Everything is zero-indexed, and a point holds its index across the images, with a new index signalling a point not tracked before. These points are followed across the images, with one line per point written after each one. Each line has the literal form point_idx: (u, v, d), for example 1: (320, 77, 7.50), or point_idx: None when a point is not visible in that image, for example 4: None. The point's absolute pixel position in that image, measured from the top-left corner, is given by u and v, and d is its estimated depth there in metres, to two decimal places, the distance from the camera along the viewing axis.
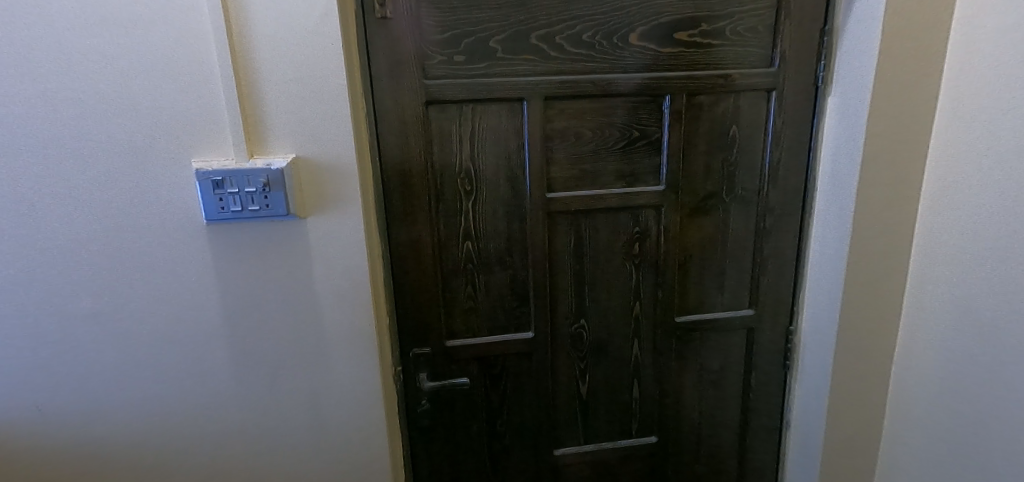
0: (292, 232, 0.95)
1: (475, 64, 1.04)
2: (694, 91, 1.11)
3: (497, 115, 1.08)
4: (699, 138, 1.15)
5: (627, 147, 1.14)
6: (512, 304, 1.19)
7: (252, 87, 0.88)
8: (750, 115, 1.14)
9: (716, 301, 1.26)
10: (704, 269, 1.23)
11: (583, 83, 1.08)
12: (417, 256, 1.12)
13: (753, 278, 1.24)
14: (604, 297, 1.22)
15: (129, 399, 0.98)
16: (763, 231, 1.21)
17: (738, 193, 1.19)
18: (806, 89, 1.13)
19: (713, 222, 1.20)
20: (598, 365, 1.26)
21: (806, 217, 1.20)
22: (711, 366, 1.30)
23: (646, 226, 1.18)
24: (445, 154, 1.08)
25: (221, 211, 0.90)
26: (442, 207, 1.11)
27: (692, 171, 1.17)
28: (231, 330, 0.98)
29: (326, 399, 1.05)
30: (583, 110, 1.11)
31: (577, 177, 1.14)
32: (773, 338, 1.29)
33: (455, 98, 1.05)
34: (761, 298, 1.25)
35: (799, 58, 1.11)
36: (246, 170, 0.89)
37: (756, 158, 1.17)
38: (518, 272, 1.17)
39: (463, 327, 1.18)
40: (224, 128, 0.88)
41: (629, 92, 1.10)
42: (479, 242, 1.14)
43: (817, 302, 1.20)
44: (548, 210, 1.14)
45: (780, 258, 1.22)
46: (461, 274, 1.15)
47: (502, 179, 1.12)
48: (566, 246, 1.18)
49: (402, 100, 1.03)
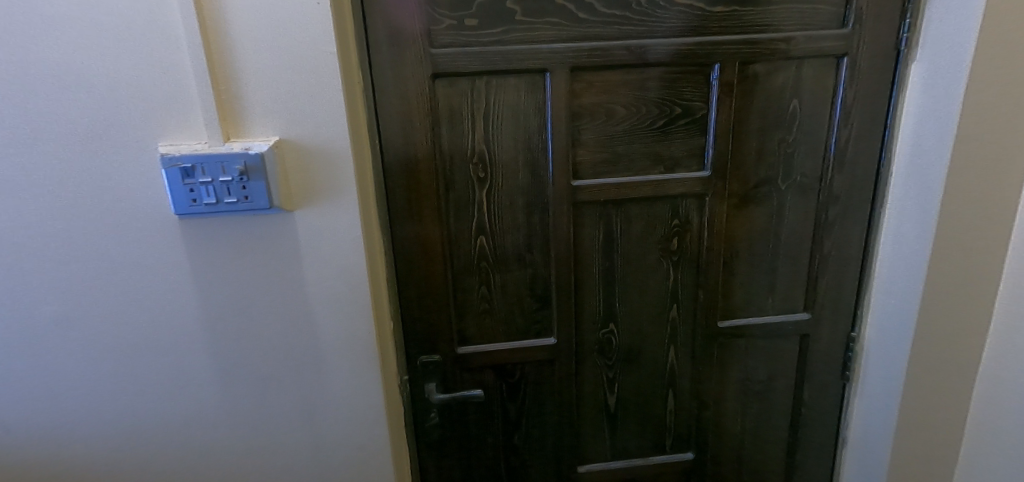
0: (279, 228, 0.82)
1: (491, 30, 0.89)
2: (750, 58, 0.94)
3: (515, 89, 0.93)
4: (753, 116, 0.98)
5: (667, 126, 0.98)
6: (531, 307, 1.06)
7: (225, 59, 0.74)
8: (814, 86, 0.96)
9: (765, 305, 1.09)
10: (753, 268, 1.07)
11: (617, 50, 0.92)
12: (425, 252, 0.99)
13: (810, 278, 1.07)
14: (636, 298, 1.07)
15: (106, 415, 0.88)
16: (824, 223, 1.04)
17: (797, 179, 1.02)
18: (884, 55, 0.94)
19: (766, 214, 1.03)
20: (629, 374, 1.12)
21: (876, 207, 1.03)
22: (758, 376, 1.14)
23: (686, 218, 1.03)
24: (456, 136, 0.94)
25: (193, 205, 0.77)
26: (453, 198, 0.97)
27: (743, 155, 1.00)
28: (212, 339, 0.86)
29: (322, 414, 0.93)
30: (616, 84, 0.95)
31: (608, 162, 0.99)
32: (832, 346, 1.12)
33: (467, 71, 0.90)
34: (819, 302, 1.08)
35: (878, 18, 0.93)
36: (220, 155, 0.75)
37: (821, 138, 1.00)
38: (539, 270, 1.03)
39: (477, 332, 1.06)
40: (195, 105, 0.75)
41: (671, 61, 0.94)
42: (495, 238, 1.01)
43: (887, 306, 1.04)
44: (574, 199, 0.99)
45: (843, 256, 1.06)
46: (474, 273, 1.02)
47: (522, 164, 0.97)
48: (594, 240, 1.03)
49: (405, 75, 0.89)
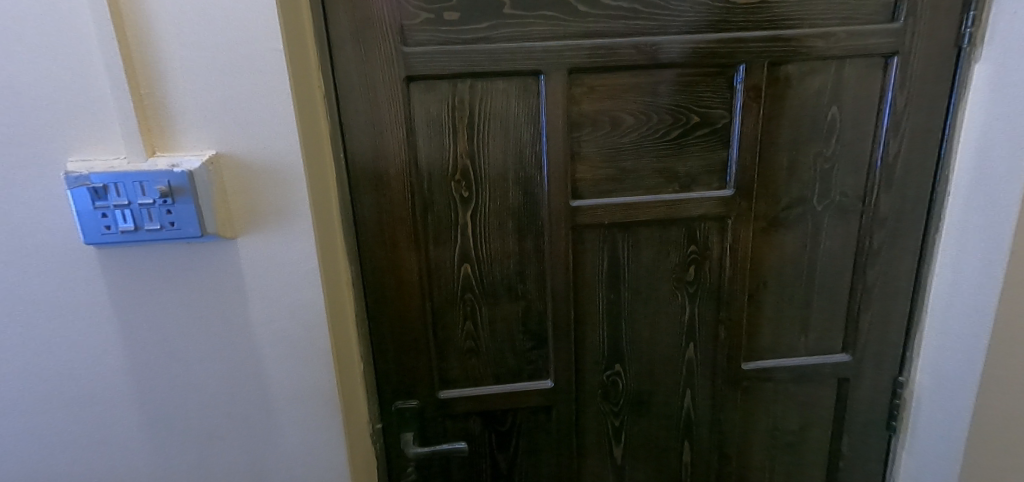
0: (217, 260, 0.69)
1: (475, 25, 0.76)
2: (781, 58, 0.80)
3: (504, 93, 0.79)
4: (784, 126, 0.83)
5: (682, 137, 0.84)
6: (525, 345, 0.91)
7: (147, 57, 0.61)
8: (857, 91, 0.82)
9: (798, 344, 0.94)
10: (783, 303, 0.91)
11: (624, 48, 0.78)
12: (400, 283, 0.86)
13: (850, 314, 0.92)
14: (647, 336, 0.92)
15: (23, 476, 0.75)
16: (867, 250, 0.88)
17: (835, 198, 0.87)
18: (942, 53, 0.80)
19: (798, 240, 0.88)
20: (637, 423, 0.97)
21: (931, 232, 0.87)
22: (789, 425, 0.98)
23: (705, 244, 0.88)
24: (435, 149, 0.80)
25: (106, 233, 0.64)
26: (432, 220, 0.84)
27: (772, 172, 0.85)
28: (142, 388, 0.73)
29: (274, 474, 0.79)
30: (622, 88, 0.81)
31: (614, 179, 0.85)
32: (876, 392, 0.96)
33: (447, 73, 0.77)
34: (861, 342, 0.93)
35: (936, 10, 0.78)
36: (138, 174, 0.61)
37: (864, 151, 0.84)
38: (533, 303, 0.89)
39: (461, 373, 0.92)
40: (112, 113, 0.62)
41: (687, 61, 0.80)
42: (481, 266, 0.87)
43: (944, 349, 0.88)
44: (573, 221, 0.85)
45: (890, 288, 0.90)
46: (458, 306, 0.88)
47: (512, 181, 0.83)
48: (597, 269, 0.89)
49: (374, 79, 0.76)
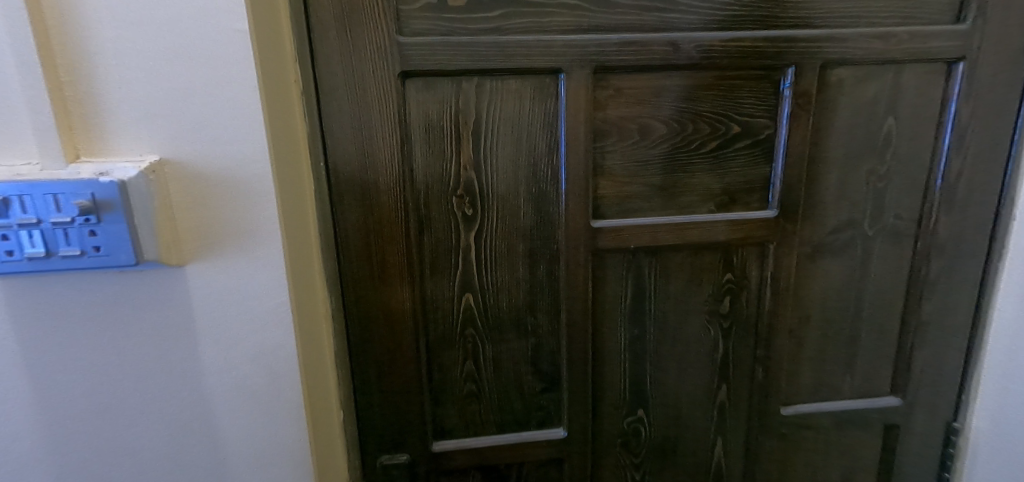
0: (160, 294, 0.54)
1: (485, 13, 0.63)
2: (834, 61, 0.69)
3: (516, 94, 0.67)
4: (834, 139, 0.73)
5: (719, 149, 0.72)
6: (534, 388, 0.78)
7: (68, 34, 0.47)
8: (916, 100, 0.72)
9: (842, 386, 0.83)
10: (828, 339, 0.81)
11: (658, 45, 0.67)
12: (389, 316, 0.72)
13: (901, 352, 0.81)
14: (674, 377, 0.80)
15: None
16: (922, 281, 0.78)
17: (889, 222, 0.76)
18: (1011, 60, 0.71)
19: (846, 268, 0.78)
20: (660, 476, 0.85)
21: (993, 261, 0.77)
22: (829, 477, 0.87)
23: (742, 272, 0.77)
24: (433, 159, 0.68)
25: (7, 259, 0.48)
26: (428, 243, 0.71)
27: (819, 191, 0.75)
28: (61, 453, 0.58)
29: None
30: (654, 92, 0.69)
31: (641, 197, 0.73)
32: (926, 439, 0.85)
33: (450, 68, 0.64)
34: (912, 383, 0.82)
35: (1007, 11, 0.69)
36: (52, 184, 0.47)
37: (922, 169, 0.75)
38: (545, 339, 0.77)
39: (459, 422, 0.78)
40: (20, 105, 0.48)
41: (729, 61, 0.69)
42: (486, 296, 0.74)
43: (1008, 393, 0.78)
44: (594, 245, 0.73)
45: (946, 323, 0.80)
46: (457, 343, 0.75)
47: (523, 197, 0.71)
48: (619, 300, 0.76)
49: (362, 74, 0.63)
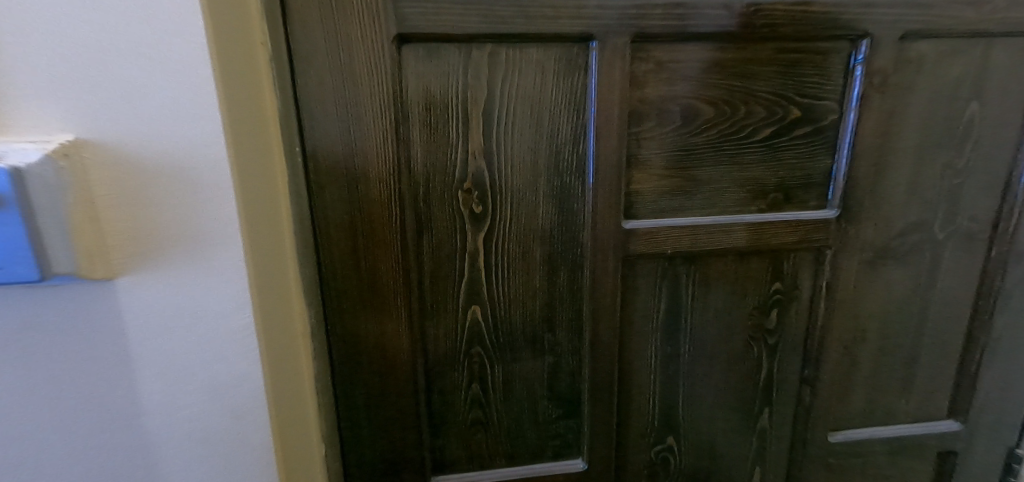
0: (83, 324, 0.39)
1: None
2: (914, 34, 0.58)
3: (538, 67, 0.55)
4: (908, 128, 0.62)
5: (776, 136, 0.61)
6: (550, 414, 0.67)
7: None
8: (1004, 83, 0.61)
9: (897, 409, 0.73)
10: (885, 358, 0.70)
11: (711, 8, 0.55)
12: (380, 334, 0.60)
13: (964, 372, 0.72)
14: (710, 401, 0.70)
15: None
16: (994, 292, 0.68)
17: (962, 225, 0.66)
18: None
19: (910, 278, 0.67)
20: None
21: None
22: None
23: (793, 282, 0.66)
24: (436, 145, 0.55)
25: None
26: (428, 246, 0.59)
27: (886, 188, 0.64)
28: None
29: None
30: (701, 67, 0.58)
31: (681, 194, 0.62)
32: (984, 466, 0.76)
33: (457, 32, 0.52)
34: (974, 406, 0.73)
35: None
36: None
37: (1003, 164, 0.64)
38: (565, 359, 0.65)
39: (463, 454, 0.67)
40: None
41: (795, 31, 0.57)
42: (496, 310, 0.62)
43: None
44: (625, 251, 0.61)
45: (1017, 340, 0.70)
46: (462, 364, 0.63)
47: (544, 193, 0.59)
48: (651, 314, 0.65)
49: (347, 36, 0.50)
